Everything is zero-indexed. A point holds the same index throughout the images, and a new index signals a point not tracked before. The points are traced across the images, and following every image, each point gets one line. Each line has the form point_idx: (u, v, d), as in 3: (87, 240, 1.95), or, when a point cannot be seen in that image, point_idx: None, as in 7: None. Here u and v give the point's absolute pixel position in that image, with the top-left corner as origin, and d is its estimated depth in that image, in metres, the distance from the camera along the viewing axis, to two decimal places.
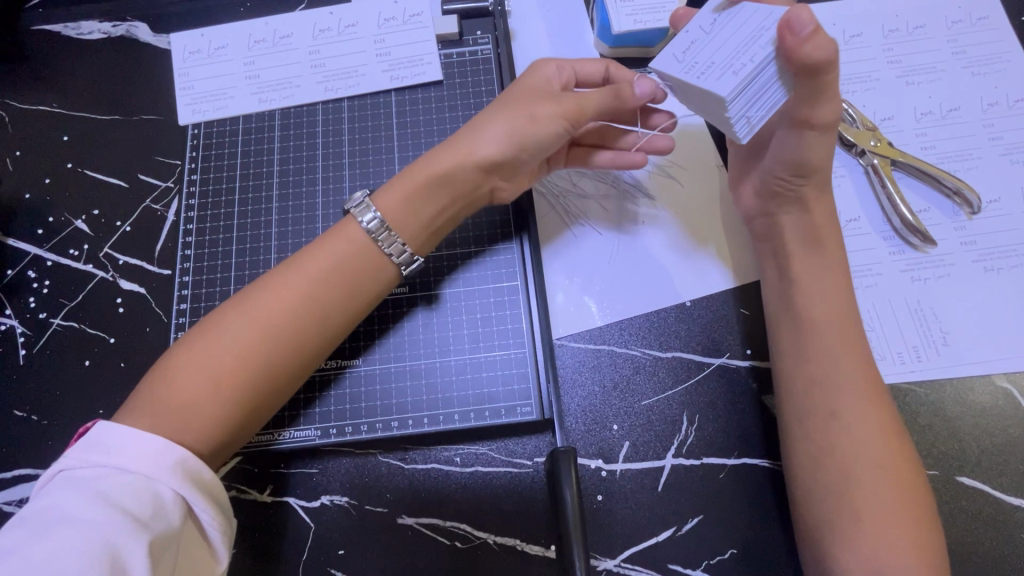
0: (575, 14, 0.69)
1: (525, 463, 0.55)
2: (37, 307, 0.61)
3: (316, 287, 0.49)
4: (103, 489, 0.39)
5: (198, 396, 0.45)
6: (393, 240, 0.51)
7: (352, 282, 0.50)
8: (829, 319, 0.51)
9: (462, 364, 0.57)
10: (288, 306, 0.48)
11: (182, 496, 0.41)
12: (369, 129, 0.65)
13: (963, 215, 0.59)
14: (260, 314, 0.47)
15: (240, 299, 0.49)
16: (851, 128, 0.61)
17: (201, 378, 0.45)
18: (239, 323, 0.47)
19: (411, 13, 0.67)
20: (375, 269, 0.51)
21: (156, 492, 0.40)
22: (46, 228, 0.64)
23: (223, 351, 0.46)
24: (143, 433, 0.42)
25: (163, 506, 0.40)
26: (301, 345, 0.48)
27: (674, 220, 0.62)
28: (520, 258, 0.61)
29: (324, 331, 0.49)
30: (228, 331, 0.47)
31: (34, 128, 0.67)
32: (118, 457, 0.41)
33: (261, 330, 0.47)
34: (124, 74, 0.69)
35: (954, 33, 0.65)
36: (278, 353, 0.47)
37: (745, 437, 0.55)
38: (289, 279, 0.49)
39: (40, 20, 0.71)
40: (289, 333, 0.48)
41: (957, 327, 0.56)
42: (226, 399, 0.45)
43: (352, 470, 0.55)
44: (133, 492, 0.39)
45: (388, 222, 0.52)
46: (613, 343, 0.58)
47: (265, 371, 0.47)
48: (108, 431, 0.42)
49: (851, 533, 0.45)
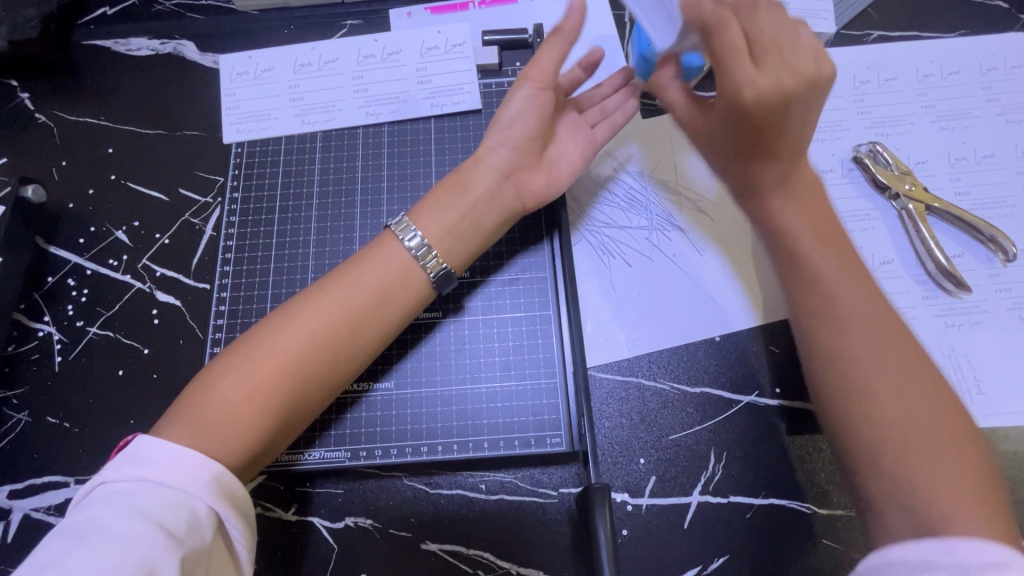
0: (612, 49, 0.71)
1: (550, 493, 0.55)
2: (75, 315, 0.62)
3: (368, 303, 0.50)
4: (141, 503, 0.39)
5: (253, 410, 0.45)
6: (438, 265, 0.53)
7: (379, 287, 0.51)
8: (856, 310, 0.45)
9: (493, 392, 0.57)
10: (342, 320, 0.49)
11: (217, 512, 0.42)
12: (408, 154, 0.66)
13: (998, 262, 0.59)
14: (294, 330, 0.48)
15: (284, 313, 0.49)
16: (886, 171, 0.61)
17: (260, 394, 0.46)
18: (293, 333, 0.48)
19: (453, 42, 0.69)
20: (403, 281, 0.52)
21: (192, 507, 0.41)
22: (87, 237, 0.65)
23: (257, 364, 0.46)
24: (182, 449, 0.42)
25: (196, 523, 0.40)
26: (354, 356, 0.50)
27: (699, 233, 0.63)
28: (553, 287, 0.61)
29: (377, 341, 0.51)
30: (282, 344, 0.47)
31: (81, 139, 0.69)
32: (157, 471, 0.41)
33: (302, 347, 0.47)
34: (171, 90, 0.71)
35: (990, 80, 0.66)
36: (334, 366, 0.49)
37: (773, 478, 0.55)
38: (335, 291, 0.50)
39: (92, 35, 0.74)
40: (345, 346, 0.49)
41: (991, 375, 0.55)
42: (265, 412, 0.46)
43: (376, 493, 0.55)
44: (170, 507, 0.40)
45: (431, 243, 0.53)
46: (642, 376, 0.59)
47: (321, 383, 0.48)
48: (148, 445, 0.43)
49: (868, 439, 0.42)
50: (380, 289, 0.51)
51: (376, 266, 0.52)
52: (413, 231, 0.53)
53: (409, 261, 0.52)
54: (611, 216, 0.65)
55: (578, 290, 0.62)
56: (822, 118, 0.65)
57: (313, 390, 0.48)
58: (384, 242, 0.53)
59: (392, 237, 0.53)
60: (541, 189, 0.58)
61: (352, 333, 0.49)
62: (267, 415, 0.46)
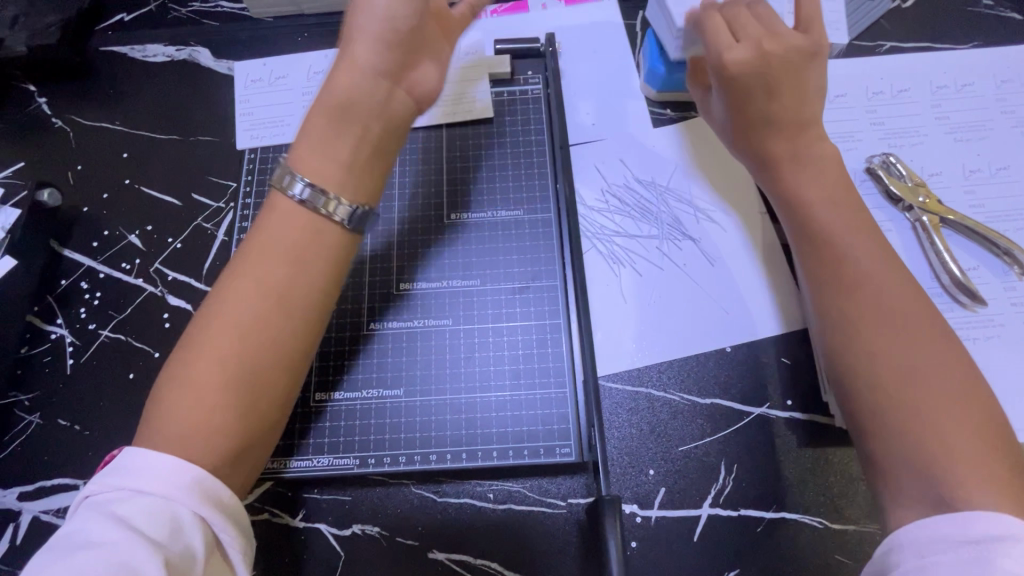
0: (622, 61, 0.72)
1: (559, 504, 0.54)
2: (88, 318, 0.63)
3: (284, 270, 0.45)
4: (123, 512, 0.38)
5: (214, 416, 0.42)
6: (343, 209, 0.46)
7: (290, 248, 0.45)
8: (889, 300, 0.44)
9: (503, 400, 0.57)
10: (264, 296, 0.44)
11: (203, 517, 0.39)
12: (420, 160, 0.66)
13: (1013, 275, 0.58)
14: (218, 330, 0.44)
15: (201, 319, 0.45)
16: (900, 183, 0.61)
17: (211, 398, 0.42)
18: (217, 332, 0.43)
19: (466, 50, 0.69)
20: (315, 233, 0.46)
21: (174, 514, 0.38)
22: (101, 241, 0.66)
23: (197, 375, 0.43)
24: (157, 455, 0.40)
25: (186, 533, 0.38)
26: (296, 310, 0.45)
27: (707, 244, 0.63)
28: (563, 294, 0.60)
29: (313, 301, 0.46)
30: (211, 345, 0.43)
31: (97, 143, 0.70)
32: (137, 479, 0.39)
33: (233, 342, 0.43)
34: (186, 96, 0.72)
35: (1004, 92, 0.65)
36: (271, 341, 0.44)
37: (785, 492, 0.55)
38: (245, 272, 0.45)
39: (109, 42, 0.75)
40: (281, 304, 0.45)
41: (1008, 389, 0.54)
42: (225, 414, 0.42)
43: (384, 500, 0.55)
44: (152, 514, 0.38)
45: (324, 187, 0.46)
46: (651, 386, 0.58)
47: (268, 364, 0.44)
48: (127, 458, 0.40)
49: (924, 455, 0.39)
50: (295, 246, 0.46)
51: (277, 232, 0.46)
52: (297, 179, 0.46)
53: (310, 215, 0.46)
54: (622, 227, 0.65)
55: (589, 297, 0.62)
56: (834, 129, 0.65)
57: (263, 375, 0.44)
58: (273, 204, 0.46)
59: (280, 194, 0.46)
60: (430, 87, 0.49)
61: (286, 294, 0.45)
62: (227, 414, 0.42)
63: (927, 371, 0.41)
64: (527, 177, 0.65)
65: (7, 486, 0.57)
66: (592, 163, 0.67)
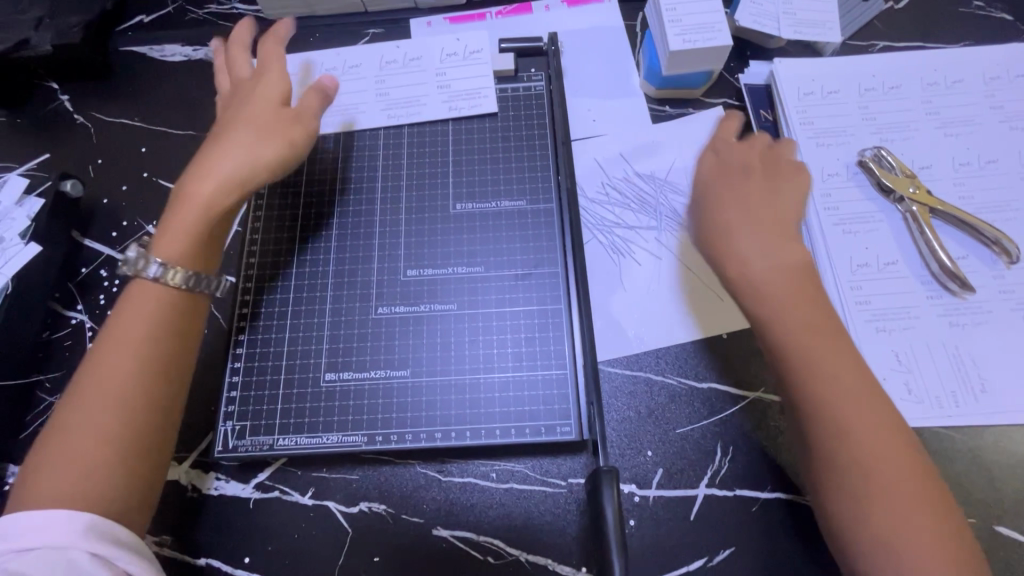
0: (622, 60, 0.75)
1: (559, 483, 0.56)
2: (107, 304, 0.65)
3: (128, 346, 0.48)
4: (17, 569, 0.40)
5: (80, 478, 0.44)
6: (179, 275, 0.51)
7: (150, 328, 0.49)
8: (836, 381, 0.47)
9: (505, 382, 0.59)
10: (121, 370, 0.47)
11: (101, 556, 0.41)
12: (426, 154, 0.69)
13: (1002, 264, 0.60)
14: (74, 417, 0.46)
15: (65, 416, 0.46)
16: (891, 175, 0.63)
17: (90, 464, 0.45)
18: (78, 416, 0.46)
19: (473, 49, 0.71)
20: (187, 303, 0.52)
21: (70, 560, 0.40)
22: (120, 231, 0.69)
23: (65, 456, 0.45)
24: (42, 511, 0.42)
25: (83, 573, 0.40)
26: (150, 397, 0.48)
27: None
28: (565, 281, 0.62)
29: (164, 359, 0.49)
30: (79, 430, 0.45)
31: (116, 138, 0.73)
32: (16, 538, 0.41)
33: (68, 428, 0.46)
34: (203, 94, 0.75)
35: (993, 88, 0.67)
36: (130, 403, 0.47)
37: (779, 473, 0.56)
38: (107, 358, 0.48)
39: (129, 42, 0.78)
40: (141, 382, 0.48)
41: (996, 373, 0.56)
42: (89, 474, 0.44)
43: (390, 478, 0.57)
44: (45, 562, 0.40)
45: (170, 262, 0.51)
46: (649, 371, 0.60)
47: (93, 430, 0.46)
48: (9, 523, 0.41)
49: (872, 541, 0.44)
50: (147, 332, 0.49)
51: (136, 317, 0.50)
52: (147, 261, 0.50)
53: (165, 290, 0.51)
54: (623, 217, 0.67)
55: (590, 283, 0.64)
56: (827, 124, 0.67)
57: (96, 436, 0.45)
58: (136, 289, 0.51)
59: (138, 278, 0.51)
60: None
61: (143, 367, 0.48)
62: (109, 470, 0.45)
63: (872, 453, 0.45)
64: (530, 169, 0.67)
65: None
66: (593, 157, 0.70)
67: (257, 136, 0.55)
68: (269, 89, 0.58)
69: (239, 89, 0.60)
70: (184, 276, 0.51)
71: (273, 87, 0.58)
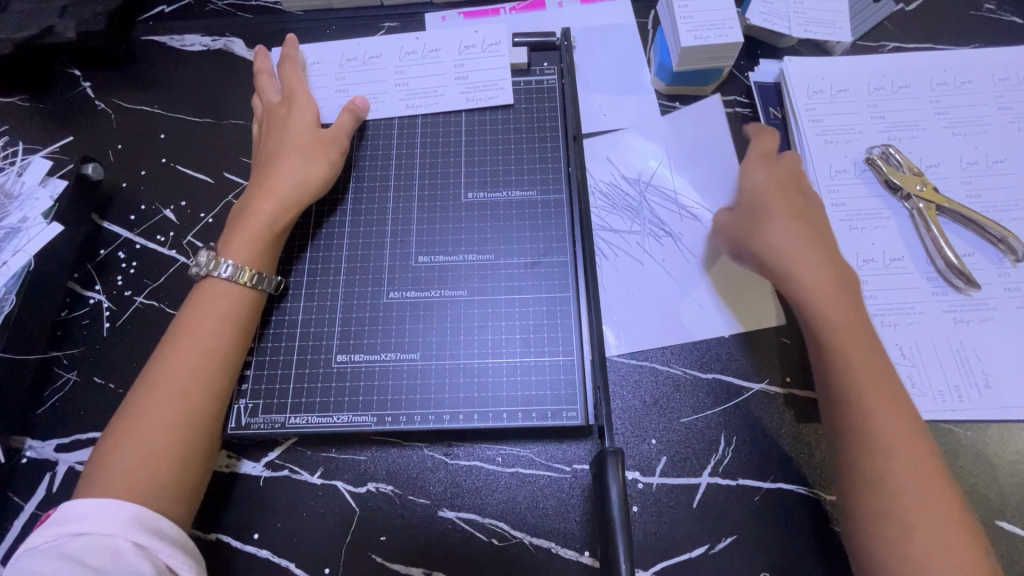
0: (634, 56, 0.76)
1: (564, 468, 0.57)
2: (124, 285, 0.67)
3: (209, 342, 0.54)
4: (67, 552, 0.43)
5: (158, 464, 0.49)
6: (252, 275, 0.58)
7: (228, 326, 0.56)
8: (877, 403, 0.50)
9: (513, 367, 0.60)
10: (200, 362, 0.53)
11: (143, 545, 0.45)
12: (440, 144, 0.70)
13: (1008, 261, 0.60)
14: (152, 402, 0.51)
15: (140, 402, 0.51)
16: (898, 172, 0.63)
17: (163, 449, 0.49)
18: (154, 402, 0.51)
19: (490, 42, 0.72)
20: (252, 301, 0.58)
21: (114, 546, 0.44)
22: (138, 214, 0.70)
23: (142, 440, 0.49)
24: (100, 501, 0.46)
25: (124, 558, 0.44)
26: (221, 395, 0.54)
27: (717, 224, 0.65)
28: (573, 271, 0.63)
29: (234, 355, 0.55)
30: (156, 416, 0.50)
31: (136, 124, 0.75)
32: (72, 524, 0.45)
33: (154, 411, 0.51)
34: (222, 82, 0.77)
35: (1002, 89, 0.68)
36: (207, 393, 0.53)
37: (782, 464, 0.57)
38: (185, 348, 0.53)
39: (151, 31, 0.80)
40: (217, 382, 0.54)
41: (1000, 369, 0.57)
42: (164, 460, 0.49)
43: (398, 460, 0.58)
44: (92, 548, 0.44)
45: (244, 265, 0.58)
46: (655, 361, 0.61)
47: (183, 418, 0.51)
48: (70, 509, 0.46)
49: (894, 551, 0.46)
50: (222, 326, 0.55)
51: (206, 311, 0.55)
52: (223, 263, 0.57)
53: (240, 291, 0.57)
54: (631, 210, 0.68)
55: (599, 272, 0.65)
56: (836, 121, 0.68)
57: (179, 425, 0.51)
58: (205, 289, 0.57)
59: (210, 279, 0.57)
60: None
61: (215, 358, 0.54)
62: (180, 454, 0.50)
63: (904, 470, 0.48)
64: (541, 161, 0.68)
65: (45, 437, 0.60)
66: (605, 149, 0.71)
67: (305, 159, 0.64)
68: (304, 116, 0.67)
69: (272, 115, 0.67)
70: (252, 275, 0.58)
71: (307, 114, 0.67)
